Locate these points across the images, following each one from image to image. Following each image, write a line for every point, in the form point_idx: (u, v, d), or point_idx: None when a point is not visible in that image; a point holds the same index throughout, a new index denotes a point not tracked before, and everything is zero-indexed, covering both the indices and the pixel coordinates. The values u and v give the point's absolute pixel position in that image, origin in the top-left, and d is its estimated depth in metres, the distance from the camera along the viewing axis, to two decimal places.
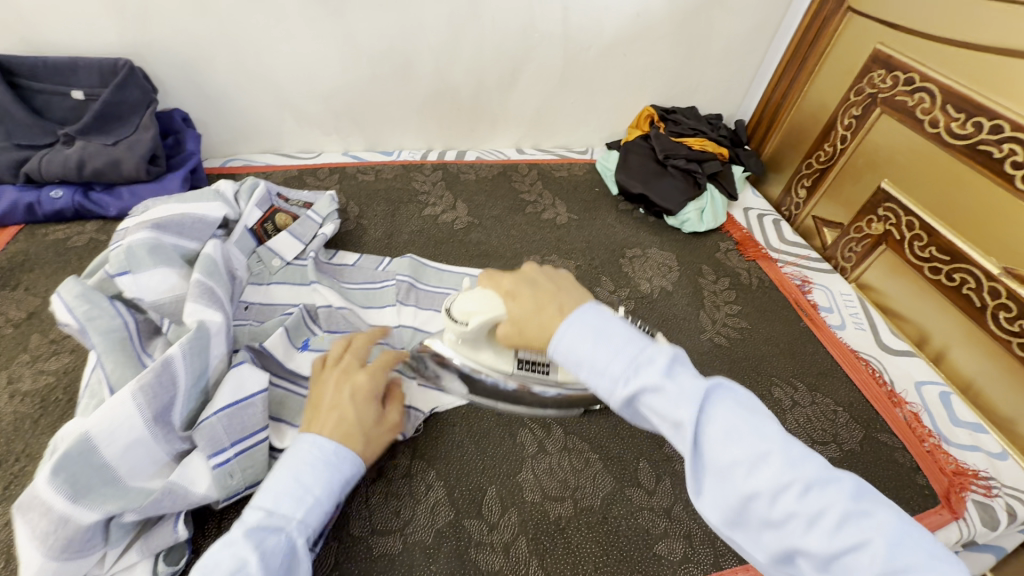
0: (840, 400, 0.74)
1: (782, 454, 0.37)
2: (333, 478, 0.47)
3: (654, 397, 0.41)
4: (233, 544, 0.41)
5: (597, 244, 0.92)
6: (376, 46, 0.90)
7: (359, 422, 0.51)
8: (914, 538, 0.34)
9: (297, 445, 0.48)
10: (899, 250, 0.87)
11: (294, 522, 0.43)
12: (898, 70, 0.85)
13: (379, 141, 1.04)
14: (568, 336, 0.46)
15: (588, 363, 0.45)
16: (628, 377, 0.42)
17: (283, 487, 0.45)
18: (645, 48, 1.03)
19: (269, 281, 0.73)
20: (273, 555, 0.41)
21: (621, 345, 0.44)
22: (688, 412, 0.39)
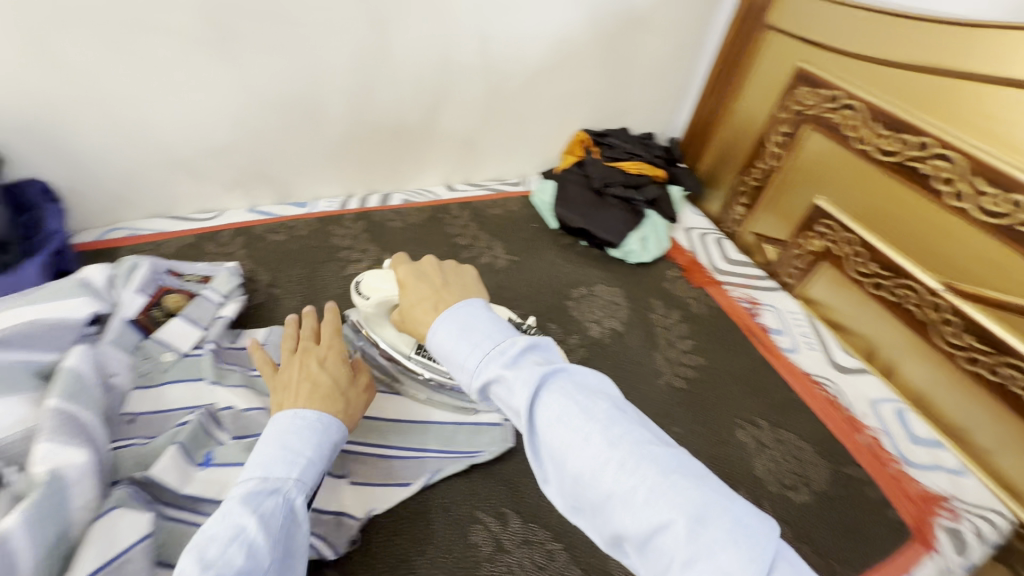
0: (804, 434, 0.72)
1: (603, 434, 0.35)
2: (319, 438, 0.47)
3: (501, 386, 0.39)
4: (226, 514, 0.40)
5: (540, 287, 0.86)
6: (278, 93, 0.80)
7: (335, 387, 0.52)
8: (720, 508, 0.32)
9: (274, 421, 0.48)
10: (840, 266, 0.86)
11: (290, 484, 0.43)
12: (823, 87, 0.84)
13: (290, 192, 0.94)
14: (438, 331, 0.43)
15: (449, 357, 0.42)
16: (478, 369, 0.40)
17: (273, 455, 0.45)
18: (571, 73, 0.98)
19: (162, 382, 0.61)
20: (272, 521, 0.41)
21: (482, 336, 0.41)
22: (522, 398, 0.37)
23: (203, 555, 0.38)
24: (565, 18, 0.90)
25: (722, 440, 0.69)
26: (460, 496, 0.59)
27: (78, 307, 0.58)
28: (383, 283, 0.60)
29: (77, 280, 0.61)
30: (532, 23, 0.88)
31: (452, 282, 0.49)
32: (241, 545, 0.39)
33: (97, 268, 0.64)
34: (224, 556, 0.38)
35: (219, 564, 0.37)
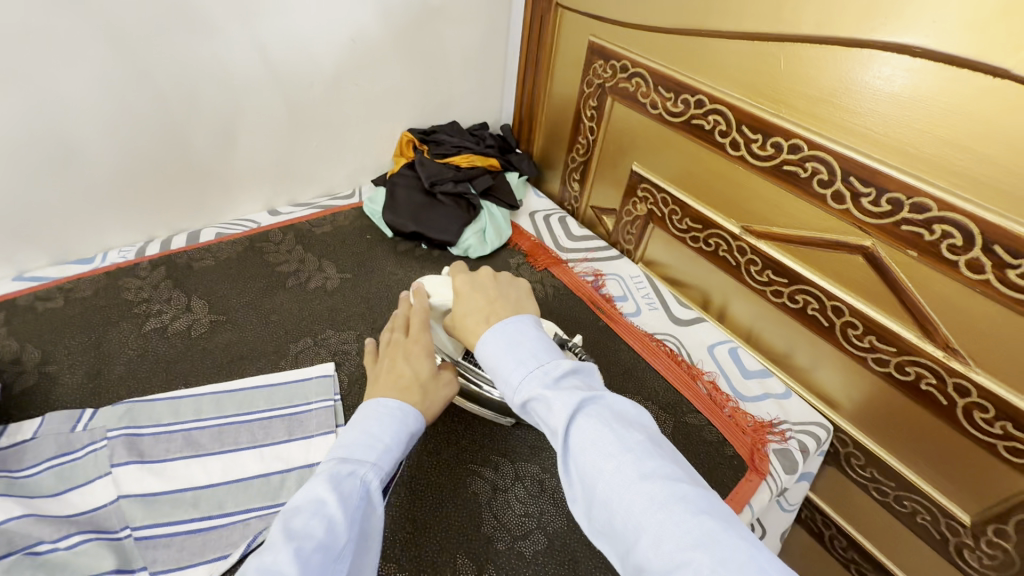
0: (647, 393, 0.74)
1: (636, 463, 0.37)
2: (397, 429, 0.48)
3: (541, 405, 0.42)
4: (308, 490, 0.42)
5: (378, 301, 0.81)
6: (7, 136, 0.68)
7: (414, 377, 0.53)
8: (746, 556, 0.33)
9: (359, 409, 0.50)
10: (664, 226, 0.91)
11: (368, 467, 0.44)
12: (613, 59, 0.87)
13: (67, 249, 0.80)
14: (487, 344, 0.46)
15: (496, 372, 0.46)
16: (520, 385, 0.43)
17: (356, 439, 0.46)
18: (376, 73, 0.94)
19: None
20: (352, 498, 0.42)
21: (529, 353, 0.45)
22: (562, 418, 0.40)
23: (289, 526, 0.39)
24: (351, 15, 0.85)
25: None
26: None
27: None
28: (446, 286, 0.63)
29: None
30: (314, 25, 0.82)
31: (510, 293, 0.53)
32: (322, 518, 0.39)
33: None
34: (308, 526, 0.38)
35: (299, 536, 0.38)
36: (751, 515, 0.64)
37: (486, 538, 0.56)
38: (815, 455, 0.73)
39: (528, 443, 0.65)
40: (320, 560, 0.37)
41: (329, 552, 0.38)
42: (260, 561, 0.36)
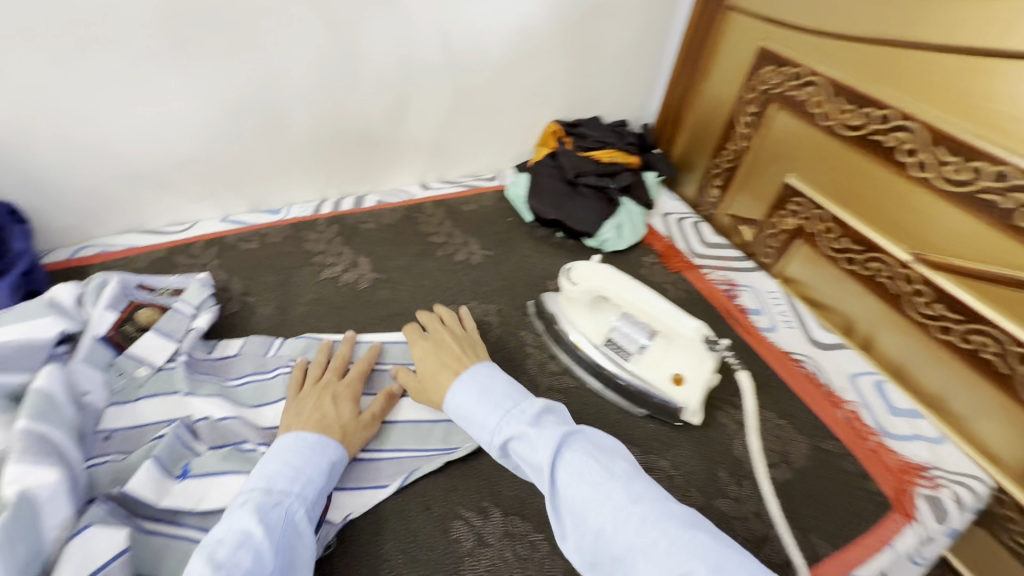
0: (783, 412, 0.73)
1: (623, 491, 0.42)
2: (320, 462, 0.53)
3: (520, 444, 0.47)
4: (236, 522, 0.44)
5: (517, 280, 0.86)
6: (237, 101, 0.79)
7: (337, 417, 0.58)
8: (732, 560, 0.37)
9: (279, 441, 0.53)
10: (813, 244, 0.86)
11: (292, 497, 0.48)
12: (786, 66, 0.84)
13: (262, 200, 0.93)
14: (460, 392, 0.54)
15: (473, 418, 0.52)
16: (501, 426, 0.49)
17: (275, 472, 0.50)
18: (537, 64, 0.97)
19: (138, 395, 0.62)
20: (278, 527, 0.45)
21: (501, 399, 0.52)
22: (545, 454, 0.44)
23: (214, 557, 0.41)
24: (525, 8, 0.89)
25: (702, 423, 0.69)
26: (440, 493, 0.59)
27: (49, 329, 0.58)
28: (594, 275, 0.69)
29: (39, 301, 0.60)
30: (492, 17, 0.87)
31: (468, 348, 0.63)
32: (249, 548, 0.43)
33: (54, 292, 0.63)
34: (234, 556, 0.41)
35: (229, 563, 0.41)
36: (892, 558, 0.60)
37: None
38: (970, 510, 0.67)
39: (656, 437, 0.67)
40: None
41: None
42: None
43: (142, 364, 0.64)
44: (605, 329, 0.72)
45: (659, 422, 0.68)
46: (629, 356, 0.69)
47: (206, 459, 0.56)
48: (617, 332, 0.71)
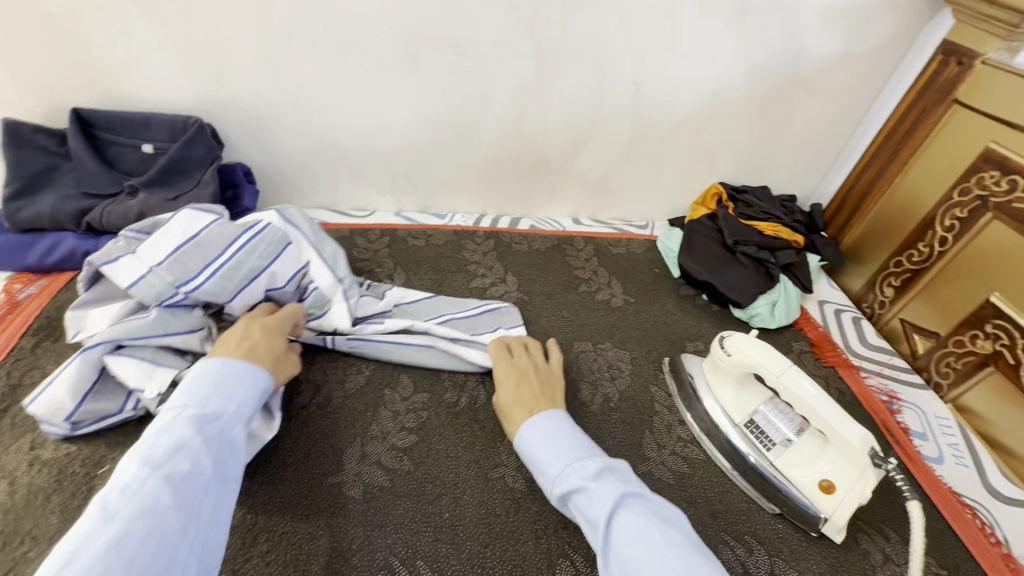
0: (942, 559, 0.63)
1: (673, 549, 0.42)
2: (251, 384, 0.51)
3: (581, 497, 0.49)
4: (169, 431, 0.44)
5: (654, 332, 0.85)
6: (440, 115, 0.88)
7: (268, 351, 0.56)
8: None
9: (202, 364, 0.51)
10: (1011, 376, 0.74)
11: (225, 417, 0.47)
12: (1017, 174, 0.74)
13: (432, 203, 1.03)
14: (528, 432, 0.56)
15: (538, 461, 0.54)
16: (562, 476, 0.51)
17: (203, 392, 0.48)
18: (719, 125, 0.97)
19: (236, 287, 0.61)
20: (211, 443, 0.45)
21: (566, 448, 0.53)
22: (602, 511, 0.46)
23: (146, 460, 0.41)
24: (723, 71, 0.89)
25: (842, 543, 0.61)
26: (553, 526, 0.58)
27: (156, 249, 0.59)
28: (751, 348, 0.65)
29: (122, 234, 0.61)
30: (688, 74, 0.88)
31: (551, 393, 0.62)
32: (186, 459, 0.42)
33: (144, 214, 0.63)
34: (170, 461, 0.41)
35: (164, 467, 0.41)
36: None
37: None
38: None
39: (787, 541, 0.61)
40: (184, 493, 0.41)
41: (190, 484, 0.41)
42: (125, 486, 0.39)
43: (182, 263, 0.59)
44: (748, 408, 0.68)
45: (791, 524, 0.63)
46: (772, 445, 0.64)
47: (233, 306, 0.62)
48: (760, 416, 0.67)
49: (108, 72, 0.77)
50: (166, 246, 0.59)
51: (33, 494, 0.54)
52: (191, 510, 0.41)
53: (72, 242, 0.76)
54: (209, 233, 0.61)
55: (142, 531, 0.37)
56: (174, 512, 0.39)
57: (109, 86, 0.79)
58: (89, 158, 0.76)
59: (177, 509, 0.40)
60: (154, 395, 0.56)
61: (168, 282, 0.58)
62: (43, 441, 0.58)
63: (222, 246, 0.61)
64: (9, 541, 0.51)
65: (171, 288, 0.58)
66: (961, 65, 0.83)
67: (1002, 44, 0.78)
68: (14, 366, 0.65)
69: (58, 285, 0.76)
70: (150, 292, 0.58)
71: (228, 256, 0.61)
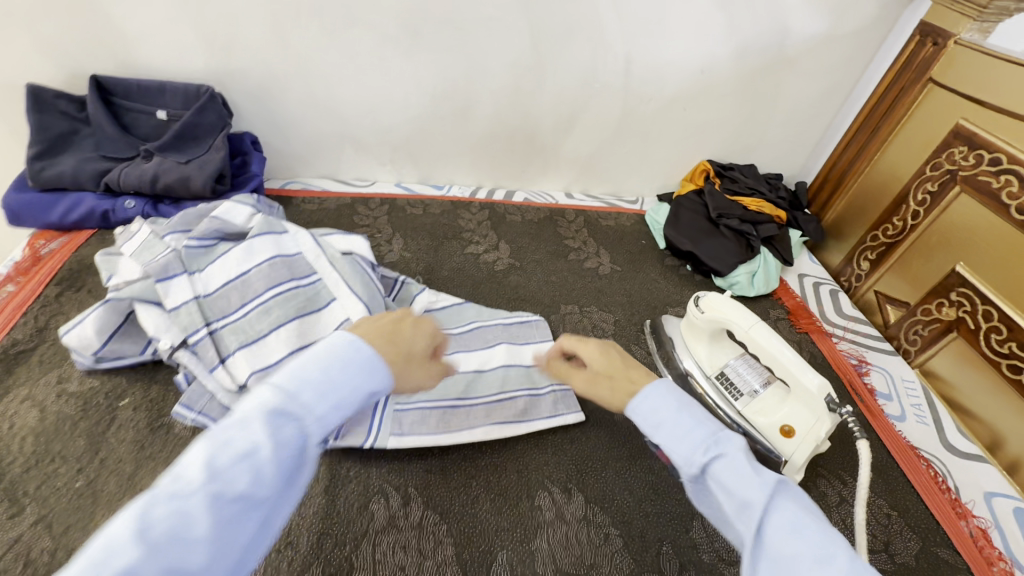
0: (895, 503, 0.68)
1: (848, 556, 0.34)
2: (362, 380, 0.40)
3: (723, 472, 0.41)
4: (247, 422, 0.35)
5: (638, 297, 0.90)
6: (439, 88, 0.93)
7: (411, 351, 0.47)
8: None
9: (330, 338, 0.42)
10: (972, 341, 0.79)
11: (314, 417, 0.37)
12: (983, 149, 0.78)
13: (430, 175, 1.07)
14: (646, 407, 0.47)
15: (663, 423, 0.45)
16: (702, 445, 0.42)
17: (306, 378, 0.38)
18: (707, 103, 1.00)
19: (261, 334, 0.60)
20: (287, 449, 0.35)
21: (707, 415, 0.44)
22: (762, 497, 0.37)
23: (210, 460, 0.32)
24: (711, 49, 0.92)
25: (801, 484, 0.67)
26: (533, 461, 0.64)
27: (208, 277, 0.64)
28: (724, 307, 0.70)
29: (184, 245, 0.65)
30: (678, 52, 0.92)
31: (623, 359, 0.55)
32: (249, 467, 0.33)
33: (212, 223, 0.67)
34: (230, 471, 0.32)
35: (221, 480, 0.32)
36: None
37: (693, 544, 0.58)
38: None
39: None
40: (236, 511, 0.32)
41: (248, 504, 0.33)
42: (174, 489, 0.31)
43: (222, 297, 0.63)
44: (719, 363, 0.73)
45: None
46: (740, 396, 0.70)
47: (241, 367, 0.60)
48: (730, 369, 0.72)
49: (124, 41, 0.82)
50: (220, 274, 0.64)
51: (61, 421, 0.59)
52: (233, 537, 0.32)
53: (91, 201, 0.81)
54: (255, 273, 0.64)
55: (164, 566, 0.28)
56: (208, 549, 0.30)
57: (125, 55, 0.84)
58: (108, 123, 0.81)
59: (218, 538, 0.31)
60: (167, 345, 0.60)
61: (203, 317, 0.62)
62: (69, 376, 0.64)
63: (264, 286, 0.63)
64: (40, 459, 0.56)
65: (201, 323, 0.61)
66: (936, 45, 0.86)
67: (974, 25, 0.81)
68: (40, 312, 0.71)
69: (78, 242, 0.81)
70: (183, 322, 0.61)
71: (261, 299, 0.62)
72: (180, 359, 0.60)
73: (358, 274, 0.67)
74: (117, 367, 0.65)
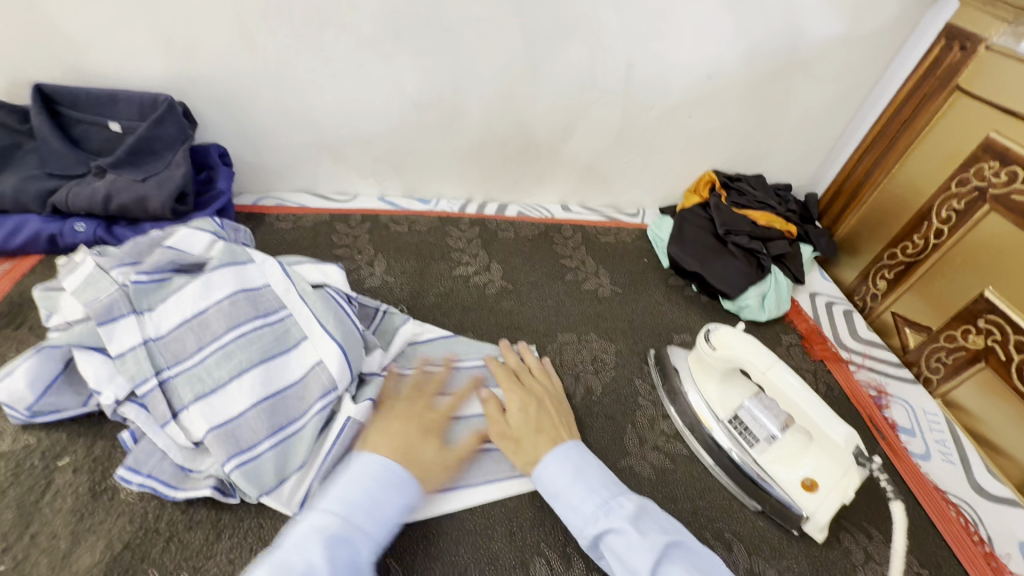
0: (925, 558, 0.62)
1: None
2: (403, 495, 0.48)
3: (614, 539, 0.47)
4: (304, 551, 0.41)
5: (641, 323, 0.83)
6: (423, 95, 0.85)
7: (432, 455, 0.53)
8: None
9: (358, 460, 0.49)
10: (1002, 373, 0.73)
11: (362, 534, 0.44)
12: (1017, 165, 0.72)
13: (416, 188, 1.00)
14: (553, 466, 0.53)
15: (564, 495, 0.51)
16: (596, 516, 0.49)
17: (356, 499, 0.46)
18: (713, 111, 0.93)
19: (218, 383, 0.53)
20: (344, 564, 0.41)
21: (598, 483, 0.51)
22: (645, 559, 0.44)
23: None
24: (717, 53, 0.85)
25: (823, 541, 0.60)
26: (528, 523, 0.57)
27: (161, 317, 0.57)
28: (738, 343, 0.64)
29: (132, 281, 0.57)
30: (682, 56, 0.85)
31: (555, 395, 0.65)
32: None
33: (165, 255, 0.59)
34: None
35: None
36: None
37: None
38: None
39: (767, 538, 0.60)
40: None
41: None
42: None
43: (177, 339, 0.56)
44: (732, 404, 0.67)
45: (772, 522, 0.61)
46: (756, 441, 0.63)
47: (196, 423, 0.53)
48: (745, 411, 0.65)
49: (70, 45, 0.74)
50: (176, 314, 0.57)
51: None
52: None
53: (36, 225, 0.73)
54: (214, 312, 0.57)
55: None
56: None
57: (73, 60, 0.76)
58: (53, 137, 0.73)
59: None
60: (110, 399, 0.53)
61: (154, 365, 0.55)
62: (0, 432, 0.56)
63: (224, 327, 0.56)
64: None
65: (150, 372, 0.54)
66: (964, 50, 0.80)
67: (1007, 29, 0.75)
68: None
69: (23, 269, 0.73)
70: (131, 371, 0.54)
71: (221, 342, 0.55)
72: (126, 414, 0.54)
73: (331, 309, 0.59)
74: (57, 420, 0.57)
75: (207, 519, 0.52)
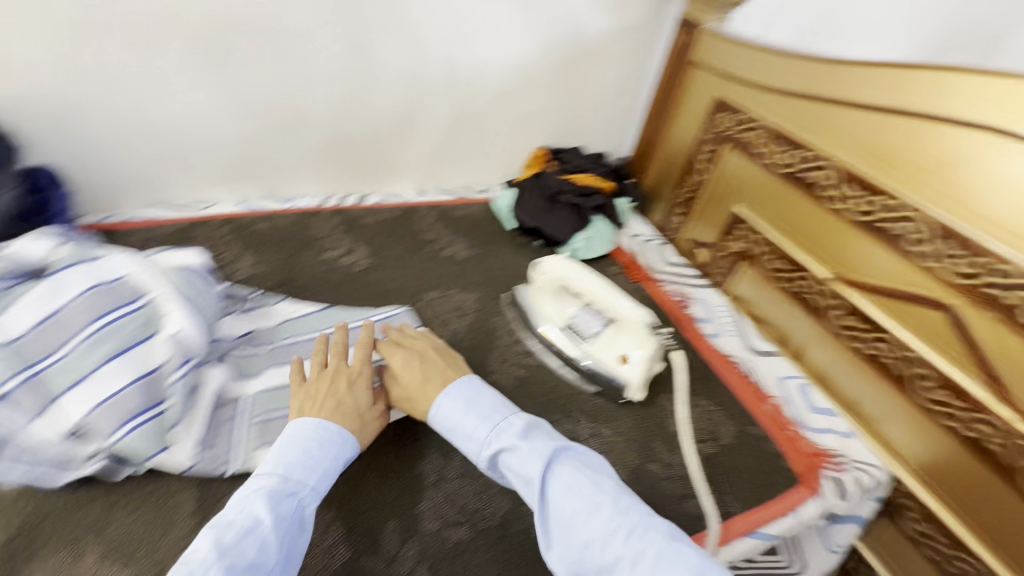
0: (717, 400, 0.83)
1: (612, 505, 0.47)
2: (336, 448, 0.53)
3: (510, 455, 0.53)
4: (248, 508, 0.46)
5: (494, 275, 0.97)
6: (265, 99, 0.92)
7: (354, 405, 0.58)
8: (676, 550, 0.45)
9: (297, 427, 0.53)
10: (755, 263, 0.99)
11: (306, 489, 0.49)
12: (737, 112, 0.99)
13: (277, 188, 1.05)
14: (449, 404, 0.58)
15: (462, 427, 0.56)
16: (490, 439, 0.55)
17: (293, 458, 0.51)
18: (528, 96, 1.12)
19: (91, 369, 0.57)
20: (287, 518, 0.47)
21: (488, 410, 0.57)
22: (536, 467, 0.50)
23: (219, 542, 0.43)
24: (519, 47, 1.04)
25: (643, 402, 0.79)
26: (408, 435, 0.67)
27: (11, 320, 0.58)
28: (556, 266, 0.82)
29: None
30: (492, 52, 1.02)
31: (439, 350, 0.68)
32: (253, 539, 0.44)
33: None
34: (240, 545, 0.43)
35: (232, 553, 0.43)
36: (793, 522, 0.71)
37: None
38: (868, 497, 0.79)
39: (603, 409, 0.77)
40: None
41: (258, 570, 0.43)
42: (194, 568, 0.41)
43: (35, 338, 0.58)
44: (564, 313, 0.83)
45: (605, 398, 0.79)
46: (584, 338, 0.80)
47: (75, 408, 0.56)
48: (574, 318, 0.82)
49: None
50: (31, 315, 0.58)
51: None
52: None
53: None
54: (76, 308, 0.60)
55: None
56: None
57: None
58: None
59: None
60: None
61: (15, 362, 0.56)
62: None
63: (88, 319, 0.59)
64: None
65: (13, 369, 0.55)
66: (692, 34, 1.07)
67: (714, 17, 1.02)
68: None
69: None
70: None
71: (87, 334, 0.59)
72: None
73: (188, 284, 0.67)
74: None
75: (101, 493, 0.57)
